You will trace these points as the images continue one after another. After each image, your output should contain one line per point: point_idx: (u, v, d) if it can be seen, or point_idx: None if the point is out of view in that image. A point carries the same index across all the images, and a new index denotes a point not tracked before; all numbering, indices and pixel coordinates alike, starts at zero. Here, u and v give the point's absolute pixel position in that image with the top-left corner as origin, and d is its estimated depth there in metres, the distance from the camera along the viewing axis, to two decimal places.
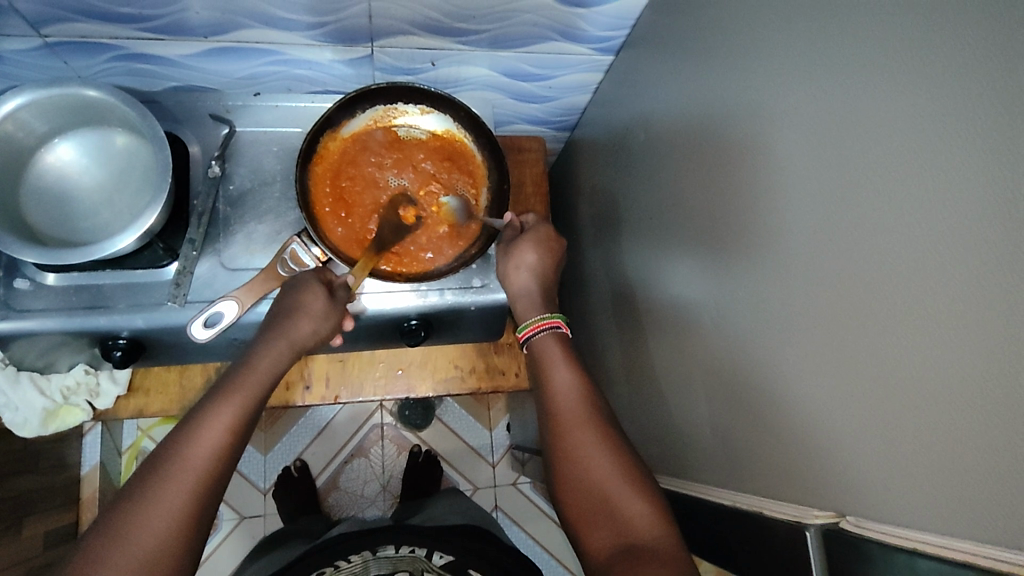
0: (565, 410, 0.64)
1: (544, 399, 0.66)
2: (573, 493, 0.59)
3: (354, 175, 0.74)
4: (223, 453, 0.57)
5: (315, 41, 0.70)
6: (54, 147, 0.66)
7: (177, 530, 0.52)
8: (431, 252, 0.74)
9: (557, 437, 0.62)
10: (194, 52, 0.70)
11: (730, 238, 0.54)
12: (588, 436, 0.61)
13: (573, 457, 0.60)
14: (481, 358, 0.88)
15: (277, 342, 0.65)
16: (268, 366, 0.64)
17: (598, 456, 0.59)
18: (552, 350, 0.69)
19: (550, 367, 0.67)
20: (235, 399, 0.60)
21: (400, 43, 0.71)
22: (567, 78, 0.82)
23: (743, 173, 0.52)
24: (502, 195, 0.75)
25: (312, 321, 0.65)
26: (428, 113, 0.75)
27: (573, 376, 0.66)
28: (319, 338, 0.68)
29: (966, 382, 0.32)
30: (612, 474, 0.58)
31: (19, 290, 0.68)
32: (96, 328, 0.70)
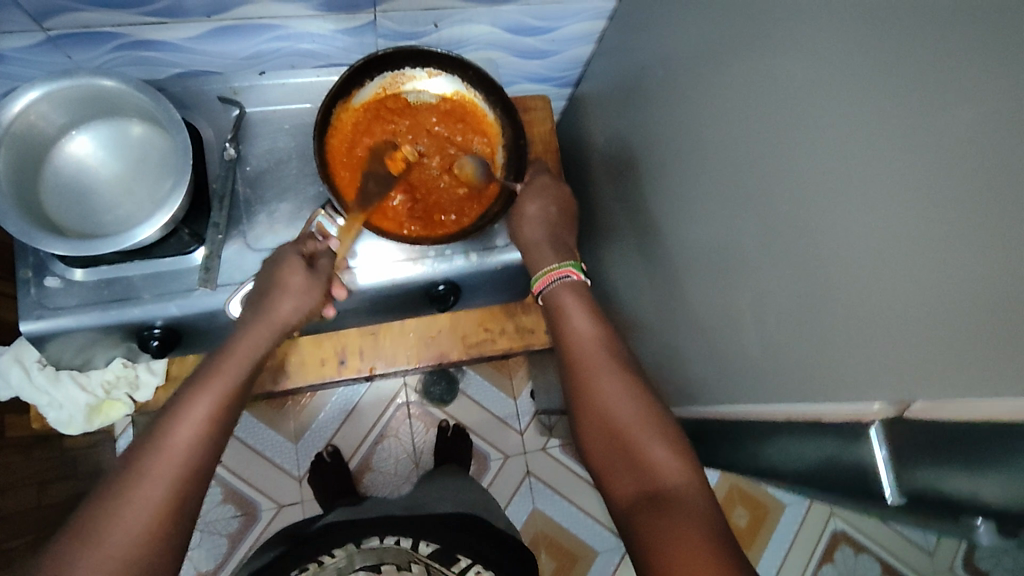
0: (590, 354, 0.65)
1: (562, 344, 0.67)
2: (595, 436, 0.61)
3: (369, 145, 0.74)
4: (203, 443, 0.55)
5: (317, 11, 0.69)
6: (70, 141, 0.66)
7: (153, 527, 0.50)
8: (454, 213, 0.74)
9: (583, 380, 0.63)
10: (196, 34, 0.69)
11: (746, 161, 0.53)
12: (612, 380, 0.62)
13: (595, 398, 0.62)
14: (511, 319, 0.88)
15: (258, 323, 0.63)
16: (250, 349, 0.62)
17: (618, 401, 0.61)
18: (568, 297, 0.69)
19: (564, 313, 0.68)
20: (214, 386, 0.58)
21: (402, 6, 0.71)
22: (568, 29, 0.82)
23: (756, 94, 0.51)
24: (518, 151, 0.76)
25: (291, 296, 0.65)
26: (436, 76, 0.75)
27: (592, 321, 0.67)
28: (304, 315, 0.67)
29: (987, 259, 0.32)
30: (632, 414, 0.60)
31: (51, 289, 0.69)
32: (131, 320, 0.70)
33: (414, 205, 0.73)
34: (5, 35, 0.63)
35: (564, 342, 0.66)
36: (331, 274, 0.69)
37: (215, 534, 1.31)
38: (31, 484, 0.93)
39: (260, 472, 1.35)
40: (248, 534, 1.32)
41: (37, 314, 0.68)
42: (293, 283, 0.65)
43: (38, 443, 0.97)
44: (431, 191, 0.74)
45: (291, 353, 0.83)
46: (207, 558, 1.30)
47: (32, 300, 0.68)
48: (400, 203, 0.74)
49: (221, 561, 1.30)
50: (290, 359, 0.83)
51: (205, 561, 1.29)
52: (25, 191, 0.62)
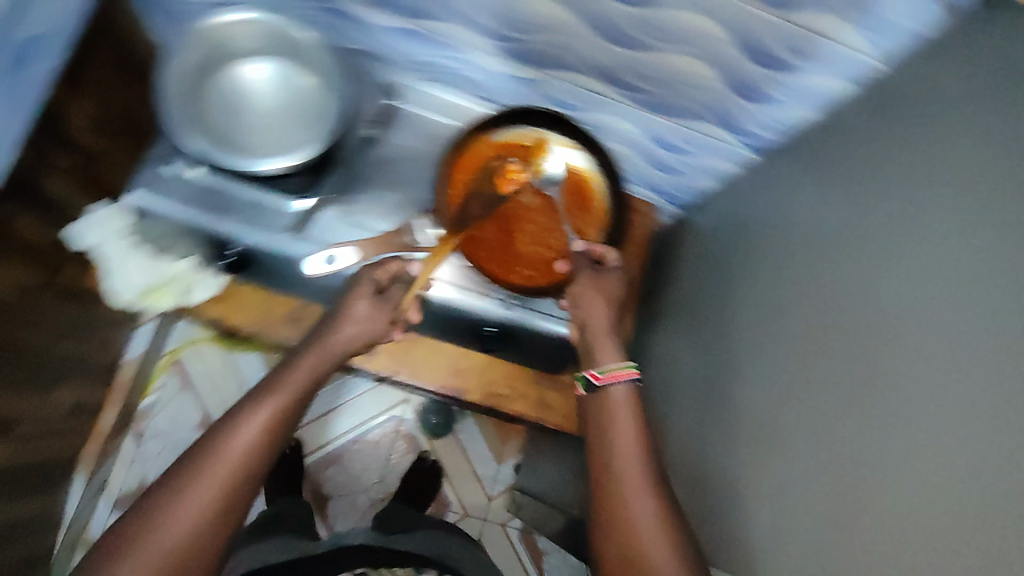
0: (625, 472, 0.62)
1: (603, 461, 0.63)
2: (617, 565, 0.58)
3: (488, 179, 0.79)
4: (256, 455, 0.61)
5: (499, 52, 0.76)
6: (253, 62, 0.73)
7: (204, 527, 0.57)
8: (532, 271, 0.77)
9: (616, 501, 0.60)
10: (391, 27, 0.77)
11: (834, 349, 0.54)
12: (647, 510, 0.59)
13: (625, 520, 0.59)
14: (536, 388, 0.89)
15: (322, 345, 0.69)
16: (311, 367, 0.67)
17: (656, 540, 0.58)
18: (621, 411, 0.65)
19: (611, 423, 0.65)
20: (273, 400, 0.63)
21: (570, 78, 0.77)
22: (702, 160, 0.86)
23: (856, 294, 0.53)
24: (613, 244, 0.79)
25: (354, 324, 0.70)
26: (572, 147, 0.80)
27: (637, 446, 0.63)
28: (365, 340, 0.72)
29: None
30: (665, 556, 0.57)
31: (167, 175, 0.74)
32: (217, 232, 0.75)
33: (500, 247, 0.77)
34: None
35: (611, 462, 0.62)
36: (399, 304, 0.73)
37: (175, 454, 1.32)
38: (58, 332, 0.98)
39: None
40: None
41: (150, 190, 0.73)
42: (358, 313, 0.70)
43: (82, 300, 1.02)
44: (521, 242, 0.78)
45: None
46: (155, 469, 1.30)
47: (150, 177, 0.74)
48: (490, 236, 0.78)
49: None
50: None
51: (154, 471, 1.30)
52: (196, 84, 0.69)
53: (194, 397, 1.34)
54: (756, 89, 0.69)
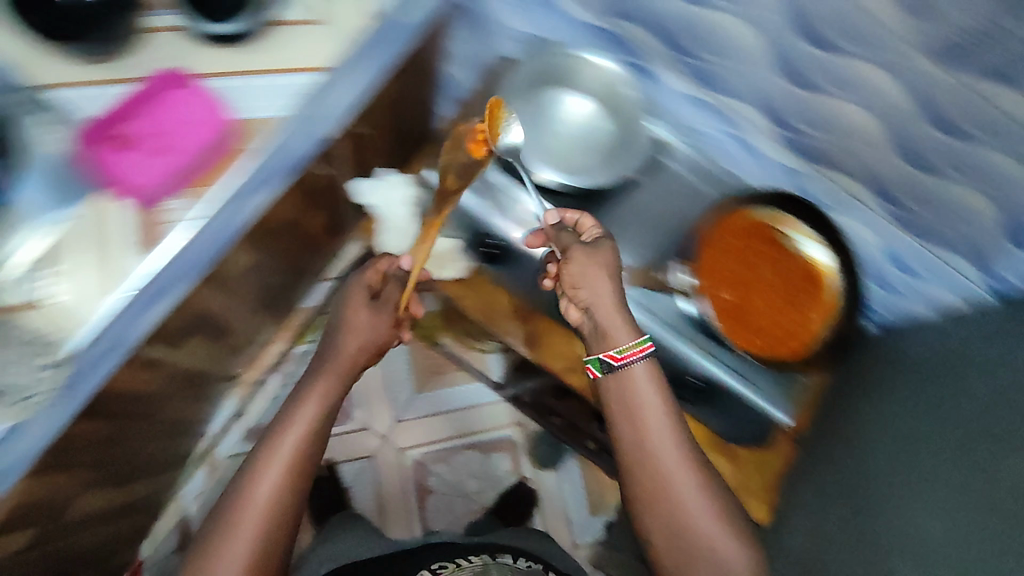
0: (672, 466, 0.64)
1: (629, 429, 0.66)
2: (669, 543, 0.64)
3: (731, 249, 0.83)
4: (285, 484, 0.64)
5: (779, 139, 0.82)
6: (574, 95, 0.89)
7: (252, 563, 0.61)
8: (757, 339, 0.82)
9: (653, 478, 0.64)
10: (684, 93, 0.84)
11: None
12: (677, 467, 0.64)
13: (662, 478, 0.64)
14: (715, 455, 0.92)
15: (330, 370, 0.73)
16: (318, 396, 0.70)
17: (706, 521, 0.63)
18: (642, 385, 0.66)
19: (638, 410, 0.65)
20: (288, 438, 0.66)
21: (838, 178, 0.83)
22: (927, 288, 0.86)
23: None
24: (838, 342, 0.81)
25: (355, 335, 0.75)
26: (817, 242, 0.82)
27: (674, 435, 0.65)
28: (376, 346, 0.77)
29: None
30: (716, 530, 0.63)
31: (468, 167, 0.82)
32: (491, 227, 0.83)
33: (732, 312, 0.82)
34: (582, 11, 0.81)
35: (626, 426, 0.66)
36: (395, 302, 0.79)
37: None
38: (282, 271, 1.08)
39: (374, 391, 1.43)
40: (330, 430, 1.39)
41: (451, 178, 0.83)
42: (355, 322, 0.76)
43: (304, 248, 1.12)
44: (751, 312, 0.83)
45: (544, 333, 0.90)
46: None
47: (454, 166, 0.83)
48: (723, 300, 0.83)
49: None
50: (542, 335, 0.90)
51: None
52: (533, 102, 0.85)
53: None
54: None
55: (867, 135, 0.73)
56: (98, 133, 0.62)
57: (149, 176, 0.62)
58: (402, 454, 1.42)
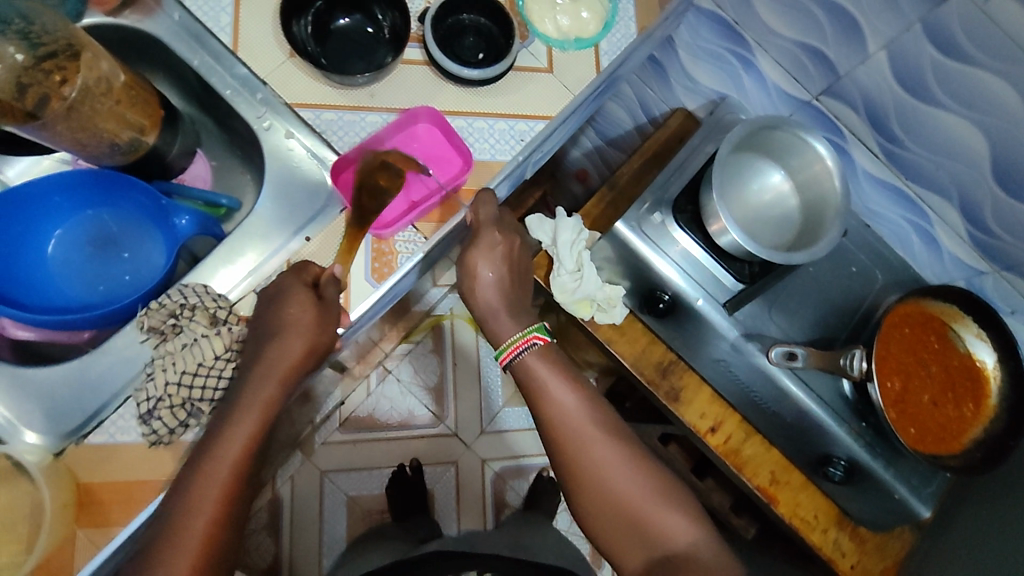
0: (576, 425, 0.62)
1: (546, 420, 0.64)
2: (600, 520, 0.61)
3: (904, 335, 0.84)
4: (249, 447, 0.53)
5: (967, 236, 0.83)
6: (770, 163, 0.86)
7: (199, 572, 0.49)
8: (917, 432, 0.82)
9: (569, 452, 0.62)
10: (877, 176, 0.85)
11: None
12: (607, 450, 0.62)
13: (594, 485, 0.61)
14: (837, 534, 0.91)
15: (266, 366, 0.55)
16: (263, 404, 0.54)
17: (612, 465, 0.61)
18: (540, 364, 0.65)
19: (544, 387, 0.64)
20: (240, 421, 0.53)
21: (1020, 284, 0.83)
22: None
23: None
24: (999, 446, 0.81)
25: (299, 332, 0.56)
26: (982, 341, 0.84)
27: (573, 393, 0.64)
28: (323, 353, 0.58)
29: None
30: (629, 477, 0.61)
31: (654, 219, 0.84)
32: (664, 279, 0.85)
33: (899, 400, 0.82)
34: (794, 83, 0.82)
35: (552, 424, 0.63)
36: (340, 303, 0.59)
37: (406, 407, 1.42)
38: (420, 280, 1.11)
39: (467, 399, 1.45)
40: (420, 429, 1.42)
41: (635, 227, 0.84)
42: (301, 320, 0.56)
43: None
44: (914, 403, 0.83)
45: (688, 388, 0.92)
46: (386, 413, 1.41)
47: (636, 215, 0.84)
48: (892, 389, 0.82)
49: (391, 425, 1.41)
50: (685, 390, 0.92)
51: (385, 415, 1.41)
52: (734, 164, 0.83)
53: (441, 364, 1.44)
54: None
55: None
56: (358, 163, 0.63)
57: (394, 209, 0.64)
58: (483, 466, 1.44)
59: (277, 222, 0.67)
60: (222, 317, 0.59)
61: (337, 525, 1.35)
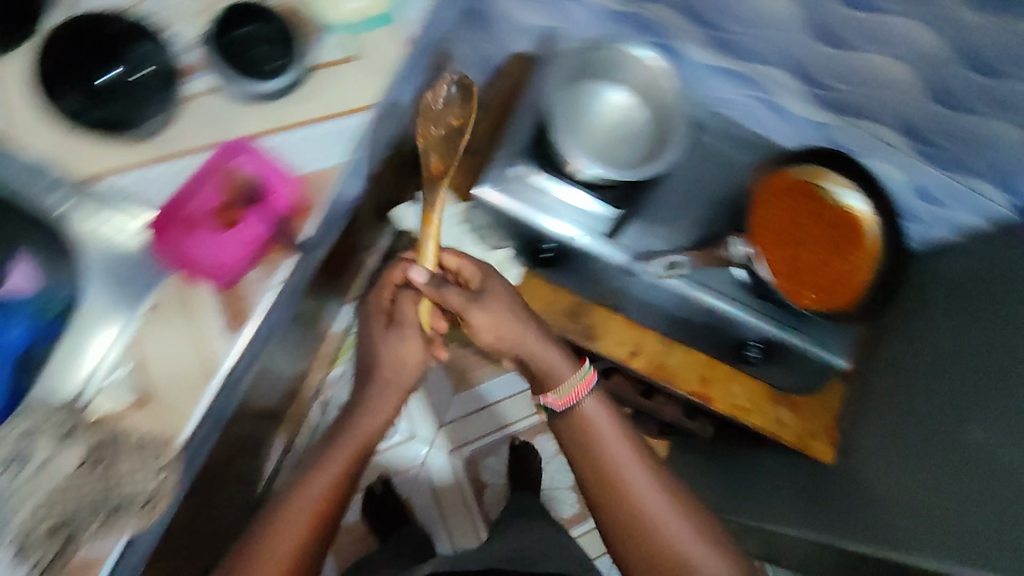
0: (620, 471, 0.75)
1: (583, 455, 0.76)
2: (643, 557, 0.73)
3: (780, 207, 0.84)
4: (307, 542, 0.69)
5: (805, 95, 0.86)
6: (606, 87, 0.84)
7: None
8: (816, 295, 0.83)
9: (618, 497, 0.75)
10: (712, 63, 0.87)
11: None
12: (661, 506, 0.74)
13: (631, 515, 0.74)
14: (774, 408, 0.97)
15: (342, 447, 0.74)
16: (308, 501, 0.70)
17: (655, 506, 0.74)
18: (594, 417, 0.77)
19: (597, 439, 0.76)
20: (296, 520, 0.68)
21: (864, 126, 0.86)
22: (955, 215, 0.93)
23: None
24: (890, 282, 0.83)
25: (369, 418, 0.78)
26: (853, 190, 0.85)
27: (626, 446, 0.76)
28: (377, 434, 0.79)
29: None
30: (689, 540, 0.73)
31: (511, 174, 0.83)
32: (543, 229, 0.85)
33: (790, 270, 0.83)
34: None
35: (597, 462, 0.76)
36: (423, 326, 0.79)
37: None
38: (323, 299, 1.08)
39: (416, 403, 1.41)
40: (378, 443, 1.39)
41: (496, 186, 0.84)
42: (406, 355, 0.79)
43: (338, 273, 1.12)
44: (807, 270, 0.83)
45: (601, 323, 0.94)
46: None
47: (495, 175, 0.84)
48: (781, 263, 0.83)
49: None
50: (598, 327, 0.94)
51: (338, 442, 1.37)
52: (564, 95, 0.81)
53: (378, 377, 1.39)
54: None
55: (895, 80, 0.76)
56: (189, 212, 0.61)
57: (227, 252, 0.60)
58: (450, 457, 1.43)
59: (110, 305, 0.60)
60: (74, 425, 0.55)
61: (325, 565, 1.32)
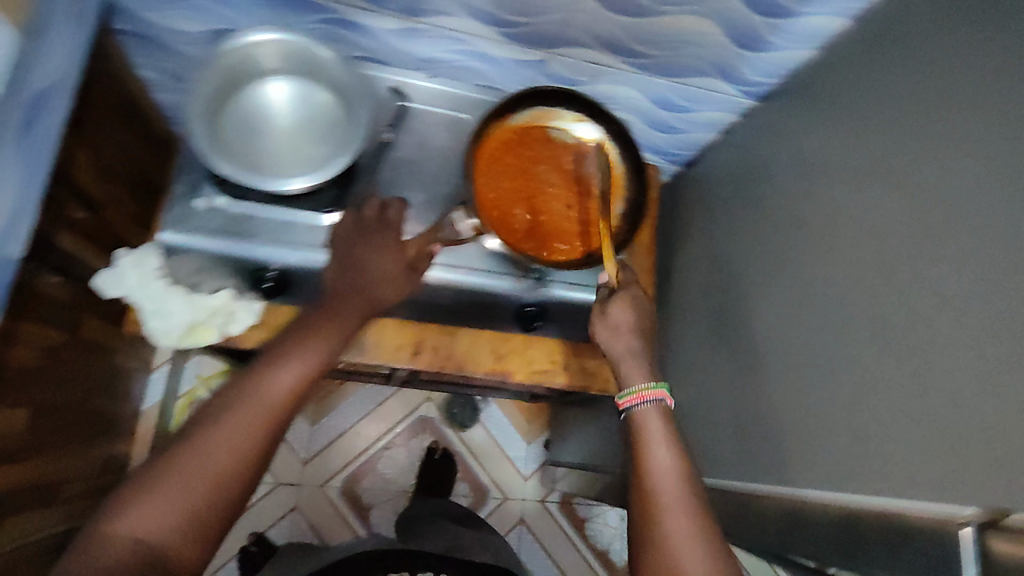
0: (657, 473, 0.63)
1: (639, 468, 0.65)
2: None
3: (508, 164, 0.80)
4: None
5: (500, 36, 0.78)
6: (266, 82, 0.73)
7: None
8: (567, 244, 0.80)
9: (649, 504, 0.62)
10: (391, 27, 0.77)
11: None
12: (679, 499, 0.62)
13: (661, 520, 0.61)
14: (577, 359, 0.92)
15: (250, 406, 0.57)
16: (182, 489, 0.53)
17: (677, 514, 0.61)
18: (654, 422, 0.68)
19: (648, 444, 0.66)
20: (174, 482, 0.53)
21: (574, 53, 0.79)
22: (703, 115, 0.91)
23: (856, 221, 0.58)
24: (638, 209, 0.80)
25: (290, 372, 0.60)
26: (583, 121, 0.80)
27: (669, 450, 0.65)
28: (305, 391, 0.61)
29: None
30: (687, 528, 0.60)
31: (195, 209, 0.74)
32: (254, 257, 0.75)
33: (533, 226, 0.80)
34: None
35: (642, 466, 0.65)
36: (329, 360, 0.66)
37: None
38: (87, 386, 0.96)
39: None
40: None
41: (177, 227, 0.74)
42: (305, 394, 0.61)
43: (101, 352, 1.00)
44: (553, 220, 0.80)
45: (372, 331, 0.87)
46: None
47: (176, 215, 0.74)
48: (523, 220, 0.79)
49: None
50: (370, 336, 0.87)
51: None
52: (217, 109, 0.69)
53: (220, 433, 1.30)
54: (758, 38, 0.72)
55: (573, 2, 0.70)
56: None
57: None
58: (324, 489, 1.39)
59: None
60: None
61: None
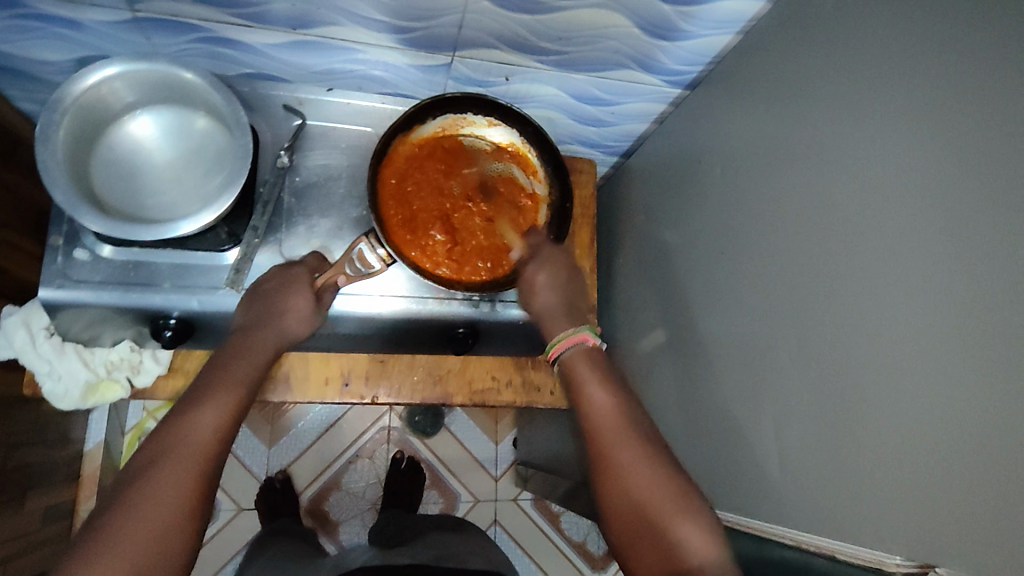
0: (606, 431, 0.59)
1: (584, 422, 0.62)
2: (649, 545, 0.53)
3: (419, 181, 0.75)
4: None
5: (398, 44, 0.71)
6: (134, 118, 0.67)
7: None
8: (489, 261, 0.74)
9: (604, 465, 0.58)
10: (278, 42, 0.70)
11: (803, 275, 0.56)
12: (638, 455, 0.57)
13: (621, 486, 0.56)
14: (519, 372, 0.88)
15: (179, 451, 0.51)
16: (150, 500, 0.48)
17: (639, 470, 0.56)
18: (583, 368, 0.64)
19: (584, 393, 0.63)
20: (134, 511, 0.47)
21: (481, 55, 0.73)
22: (629, 106, 0.86)
23: (815, 227, 0.55)
24: (563, 215, 0.75)
25: (212, 408, 0.55)
26: (496, 125, 0.75)
27: (611, 396, 0.62)
28: (235, 420, 0.57)
29: (1008, 428, 0.37)
30: (654, 482, 0.55)
31: (78, 260, 0.68)
32: (149, 305, 0.70)
33: (451, 246, 0.74)
34: (91, 7, 0.62)
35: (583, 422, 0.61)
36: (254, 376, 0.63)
37: None
38: (3, 444, 0.90)
39: (231, 476, 1.33)
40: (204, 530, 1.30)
41: (58, 283, 0.67)
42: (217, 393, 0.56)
43: (17, 405, 0.94)
44: (472, 237, 0.75)
45: (296, 367, 0.82)
46: None
47: (56, 269, 0.68)
48: (438, 242, 0.74)
49: None
50: (295, 371, 0.82)
51: None
52: (79, 155, 0.62)
53: None
54: (672, 26, 0.68)
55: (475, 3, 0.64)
56: None
57: None
58: None
59: None
60: None
61: None
